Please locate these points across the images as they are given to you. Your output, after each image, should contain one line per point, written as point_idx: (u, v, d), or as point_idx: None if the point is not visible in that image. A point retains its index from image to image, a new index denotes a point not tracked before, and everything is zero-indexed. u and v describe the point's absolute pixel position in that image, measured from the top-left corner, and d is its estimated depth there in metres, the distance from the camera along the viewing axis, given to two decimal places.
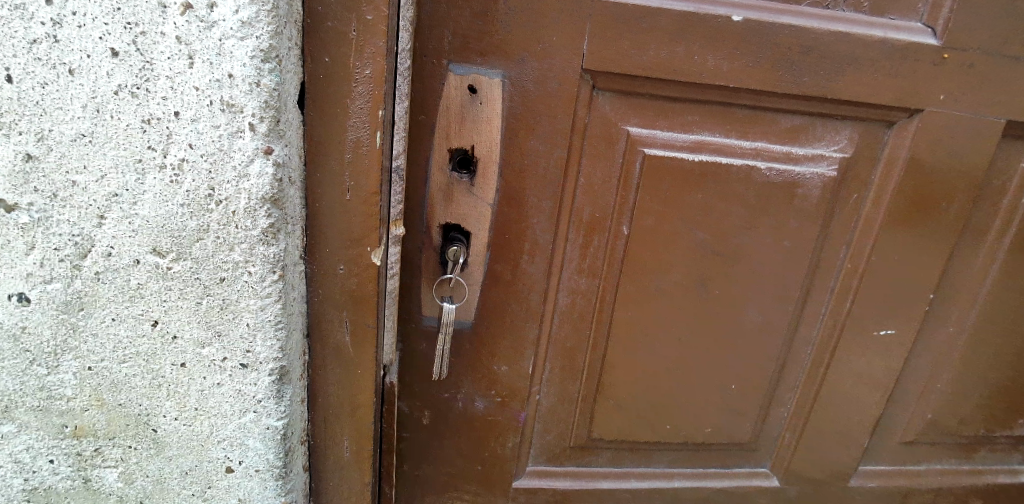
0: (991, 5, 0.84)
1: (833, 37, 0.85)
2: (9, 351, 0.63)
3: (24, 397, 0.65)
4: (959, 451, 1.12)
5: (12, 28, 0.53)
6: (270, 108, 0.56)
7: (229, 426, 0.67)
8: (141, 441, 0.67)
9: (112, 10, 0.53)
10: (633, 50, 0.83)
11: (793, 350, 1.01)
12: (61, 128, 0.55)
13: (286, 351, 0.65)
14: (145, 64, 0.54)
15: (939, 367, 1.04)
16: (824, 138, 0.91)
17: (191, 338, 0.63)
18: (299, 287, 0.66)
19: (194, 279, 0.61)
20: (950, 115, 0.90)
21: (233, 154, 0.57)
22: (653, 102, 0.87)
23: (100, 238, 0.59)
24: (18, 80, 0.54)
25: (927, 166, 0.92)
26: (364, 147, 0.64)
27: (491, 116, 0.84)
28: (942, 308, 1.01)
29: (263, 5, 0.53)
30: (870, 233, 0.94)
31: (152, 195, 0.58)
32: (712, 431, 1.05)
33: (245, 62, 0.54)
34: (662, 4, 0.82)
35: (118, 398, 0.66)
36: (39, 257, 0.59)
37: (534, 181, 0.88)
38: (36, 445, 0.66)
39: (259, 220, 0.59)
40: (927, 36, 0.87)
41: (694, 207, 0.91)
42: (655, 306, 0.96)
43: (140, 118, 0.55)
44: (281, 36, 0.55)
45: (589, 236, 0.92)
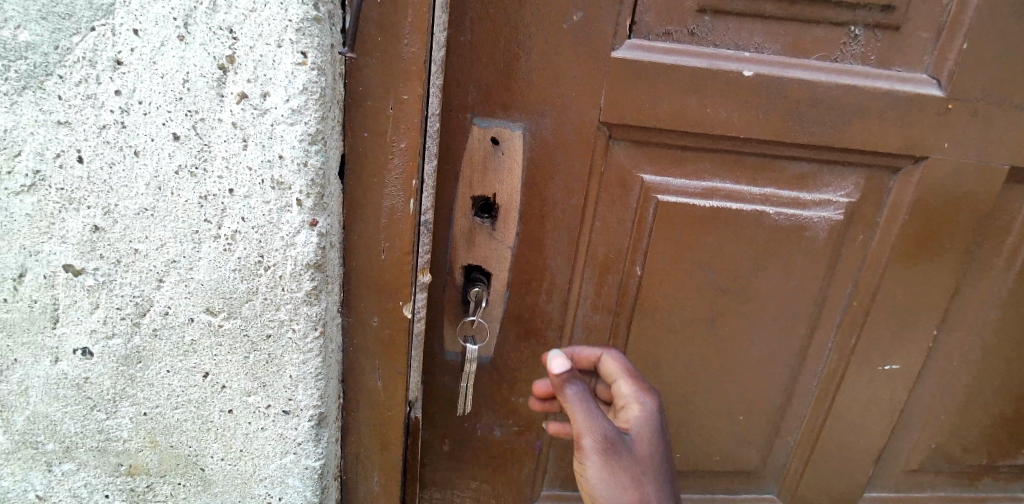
0: (996, 54, 0.84)
1: (841, 90, 0.85)
2: (73, 397, 0.68)
3: (84, 439, 0.70)
4: (962, 477, 1.14)
5: (84, 115, 0.59)
6: (316, 185, 0.62)
7: (270, 465, 0.72)
8: (189, 479, 0.73)
9: (175, 99, 0.59)
10: (648, 102, 0.85)
11: (800, 382, 1.02)
12: (126, 203, 0.61)
13: (324, 398, 0.70)
14: (203, 146, 0.60)
15: (942, 400, 1.05)
16: (830, 184, 0.92)
17: (238, 388, 0.68)
18: (336, 339, 0.71)
19: (243, 336, 0.66)
20: (957, 162, 0.89)
21: (281, 226, 0.62)
22: (667, 151, 0.89)
23: (158, 299, 0.64)
24: (89, 161, 0.60)
25: (932, 208, 0.91)
26: (398, 213, 0.69)
27: (512, 166, 0.86)
28: (945, 344, 1.01)
29: (312, 94, 0.59)
30: (876, 268, 0.94)
31: (207, 261, 0.63)
32: (721, 459, 1.07)
33: (294, 145, 0.60)
34: (676, 60, 0.83)
35: (170, 440, 0.71)
36: (102, 315, 0.65)
37: (552, 225, 0.90)
38: (93, 481, 0.72)
39: (303, 283, 0.64)
40: (931, 87, 0.86)
41: (707, 249, 0.93)
42: (667, 343, 0.98)
43: (198, 194, 0.61)
44: (326, 120, 0.61)
45: (604, 275, 0.94)
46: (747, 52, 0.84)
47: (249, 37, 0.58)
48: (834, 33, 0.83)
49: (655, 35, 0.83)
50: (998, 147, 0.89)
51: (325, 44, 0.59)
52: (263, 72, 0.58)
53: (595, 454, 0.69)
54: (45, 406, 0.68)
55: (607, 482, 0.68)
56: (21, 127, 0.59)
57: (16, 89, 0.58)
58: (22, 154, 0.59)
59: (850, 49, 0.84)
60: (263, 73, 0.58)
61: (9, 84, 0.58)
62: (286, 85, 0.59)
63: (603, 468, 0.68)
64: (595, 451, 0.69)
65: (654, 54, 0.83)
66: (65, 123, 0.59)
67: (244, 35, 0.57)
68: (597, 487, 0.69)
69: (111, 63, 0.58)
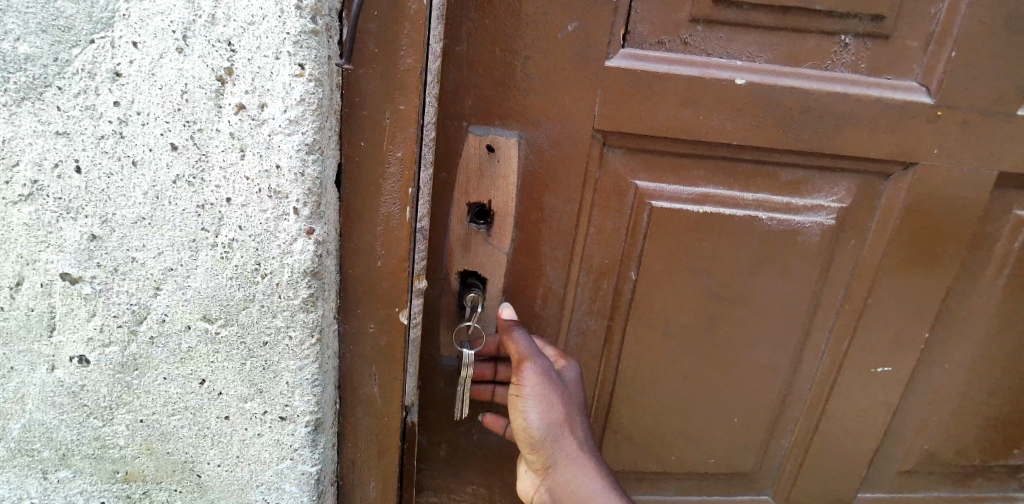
0: (985, 63, 0.85)
1: (833, 97, 0.86)
2: (69, 405, 0.68)
3: (81, 446, 0.70)
4: (955, 479, 1.15)
5: (82, 125, 0.59)
6: (313, 194, 0.62)
7: (267, 471, 0.72)
8: (185, 485, 0.73)
9: (173, 110, 0.59)
10: (642, 111, 0.85)
11: (794, 384, 1.03)
12: (124, 212, 0.61)
13: (321, 404, 0.71)
14: (201, 156, 0.60)
15: (934, 403, 1.06)
16: (822, 190, 0.93)
17: (235, 394, 0.69)
18: (333, 345, 0.72)
19: (240, 343, 0.66)
20: (947, 169, 0.90)
21: (278, 234, 0.62)
22: (661, 158, 0.90)
23: (155, 307, 0.65)
24: (87, 170, 0.60)
25: (923, 213, 0.92)
26: (395, 220, 0.69)
27: (508, 173, 0.87)
28: (937, 347, 1.02)
29: (309, 105, 0.60)
30: (869, 275, 0.96)
31: (204, 269, 0.63)
32: (716, 462, 1.08)
33: (292, 155, 0.60)
34: (670, 69, 0.84)
35: (166, 446, 0.71)
36: (99, 323, 0.65)
37: (547, 232, 0.91)
38: (89, 489, 0.72)
39: (300, 291, 0.65)
40: (921, 95, 0.87)
41: (702, 254, 0.93)
42: (661, 347, 0.98)
43: (195, 203, 0.61)
44: (324, 130, 0.61)
45: (599, 281, 0.94)
46: (739, 61, 0.85)
47: (247, 50, 0.58)
48: (825, 43, 0.85)
49: (649, 45, 0.84)
50: (987, 153, 0.90)
51: (323, 57, 0.60)
52: (262, 83, 0.59)
53: (536, 378, 0.79)
54: (41, 414, 0.68)
55: (543, 405, 0.79)
56: (19, 138, 0.59)
57: (14, 100, 0.58)
58: (20, 164, 0.60)
59: (841, 58, 0.85)
60: (261, 85, 0.59)
61: (8, 96, 0.58)
62: (284, 96, 0.59)
63: (543, 392, 0.79)
64: (538, 377, 0.79)
65: (648, 64, 0.84)
66: (63, 133, 0.59)
67: (242, 48, 0.58)
68: (533, 408, 0.79)
69: (109, 74, 0.58)
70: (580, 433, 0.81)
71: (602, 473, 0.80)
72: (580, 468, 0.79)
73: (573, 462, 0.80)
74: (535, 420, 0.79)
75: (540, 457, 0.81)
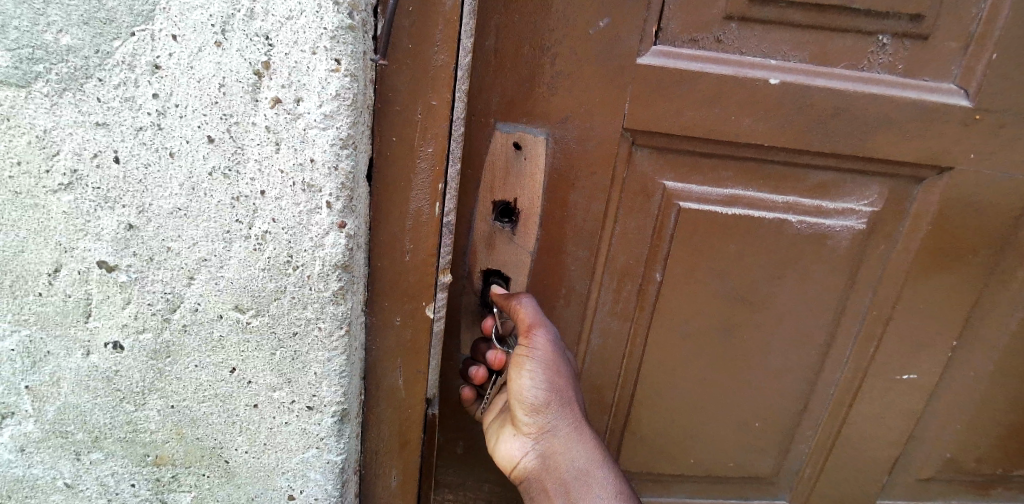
0: None
1: (866, 99, 0.85)
2: (103, 389, 0.70)
3: (113, 429, 0.72)
4: (974, 488, 1.13)
5: (122, 117, 0.60)
6: (346, 188, 0.63)
7: (293, 459, 0.73)
8: (213, 469, 0.74)
9: (210, 103, 0.60)
10: (672, 111, 0.85)
11: (816, 389, 1.02)
12: (160, 202, 0.62)
13: (347, 395, 0.72)
14: (237, 149, 0.61)
15: (958, 411, 1.04)
16: (853, 193, 0.91)
17: (264, 383, 0.70)
18: (360, 337, 0.72)
19: (270, 333, 0.67)
20: (980, 174, 0.89)
21: (311, 227, 0.63)
22: (689, 159, 0.89)
23: (189, 296, 0.66)
24: (125, 161, 0.61)
25: (953, 218, 0.91)
26: (423, 216, 0.70)
27: (534, 171, 0.86)
28: (964, 355, 1.00)
29: (344, 100, 0.60)
30: (896, 280, 0.94)
31: (237, 260, 0.64)
32: (734, 464, 1.07)
33: (325, 149, 0.61)
34: (703, 67, 0.83)
35: (196, 432, 0.72)
36: (134, 310, 0.66)
37: (572, 233, 0.90)
38: (120, 471, 0.74)
39: (331, 283, 0.65)
40: (958, 97, 0.85)
41: (727, 258, 0.93)
42: (683, 348, 0.98)
43: (230, 195, 0.62)
44: (357, 125, 0.62)
45: (622, 282, 0.94)
46: (773, 60, 0.84)
47: (285, 44, 0.58)
48: (861, 42, 0.83)
49: (681, 42, 0.83)
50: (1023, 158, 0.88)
51: (359, 52, 0.60)
52: (298, 78, 0.59)
53: (545, 343, 0.80)
54: (75, 397, 0.70)
55: (548, 370, 0.80)
56: (60, 128, 0.60)
57: (56, 91, 0.59)
58: (60, 154, 0.61)
59: (877, 58, 0.84)
60: (297, 79, 0.59)
61: (49, 86, 0.59)
62: (319, 91, 0.60)
63: (549, 357, 0.81)
64: (547, 343, 0.80)
65: (680, 61, 0.83)
66: (102, 124, 0.60)
67: (280, 42, 0.58)
68: (539, 373, 0.80)
69: (149, 67, 0.59)
70: (578, 404, 0.83)
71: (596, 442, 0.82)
72: (579, 436, 0.81)
73: (572, 431, 0.81)
74: (538, 385, 0.81)
75: (536, 423, 0.82)
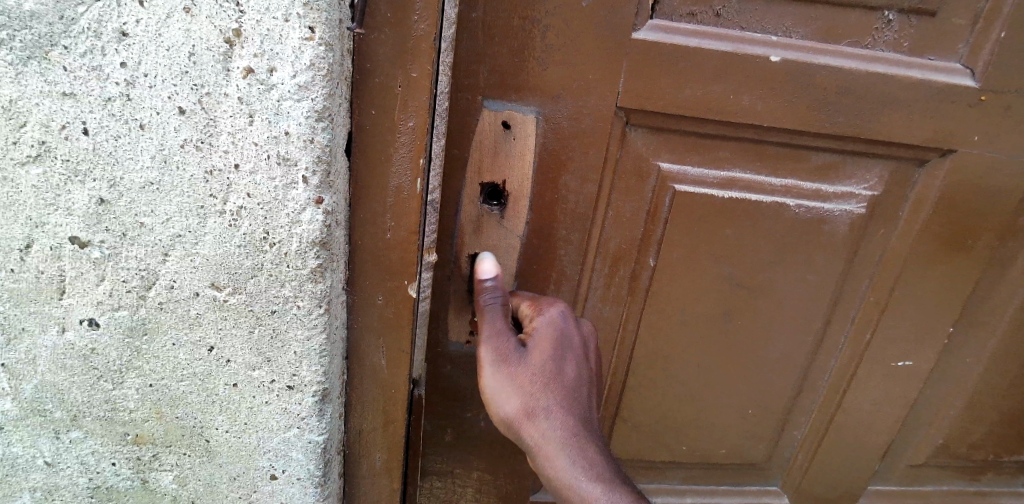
0: None
1: (871, 78, 0.82)
2: (80, 368, 0.68)
3: (91, 407, 0.70)
4: (967, 474, 1.12)
5: (89, 86, 0.58)
6: (322, 162, 0.61)
7: (274, 439, 0.72)
8: (194, 449, 0.73)
9: (180, 73, 0.58)
10: (669, 89, 0.82)
11: (811, 375, 1.00)
12: (132, 176, 0.61)
13: (328, 375, 0.70)
14: (209, 121, 0.59)
15: (955, 397, 1.02)
16: (854, 176, 0.88)
17: (243, 362, 0.68)
18: (341, 316, 0.70)
19: (248, 311, 0.66)
20: (985, 156, 0.86)
21: (287, 203, 0.61)
22: (686, 139, 0.86)
23: (164, 273, 0.64)
24: (94, 132, 0.59)
25: (955, 202, 0.88)
26: (405, 192, 0.67)
27: (524, 152, 0.83)
28: (962, 341, 0.98)
29: (319, 70, 0.58)
30: (894, 264, 0.92)
31: (212, 236, 0.63)
32: (727, 451, 1.06)
33: (300, 121, 0.59)
34: (700, 43, 0.80)
35: (176, 411, 0.71)
36: (108, 287, 0.65)
37: (564, 216, 0.87)
38: (100, 450, 0.72)
39: (308, 261, 0.64)
40: (964, 77, 0.82)
41: (725, 243, 0.90)
42: (678, 335, 0.96)
43: (204, 169, 0.60)
44: (334, 97, 0.60)
45: (615, 266, 0.92)
46: (774, 36, 0.81)
47: (256, 11, 0.56)
48: (866, 18, 0.80)
49: (679, 16, 0.80)
50: None
51: (334, 19, 0.57)
52: (270, 46, 0.57)
53: (493, 361, 0.74)
54: (52, 376, 0.68)
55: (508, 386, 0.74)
56: (26, 98, 0.58)
57: (20, 59, 0.57)
58: (28, 125, 0.59)
59: (882, 35, 0.81)
60: (270, 48, 0.57)
61: (13, 55, 0.57)
62: (293, 60, 0.57)
63: (501, 374, 0.74)
64: (493, 361, 0.74)
65: (677, 36, 0.80)
66: (70, 94, 0.58)
67: (251, 9, 0.56)
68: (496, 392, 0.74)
69: (116, 34, 0.57)
70: (547, 422, 0.74)
71: (569, 464, 0.73)
72: (557, 444, 0.73)
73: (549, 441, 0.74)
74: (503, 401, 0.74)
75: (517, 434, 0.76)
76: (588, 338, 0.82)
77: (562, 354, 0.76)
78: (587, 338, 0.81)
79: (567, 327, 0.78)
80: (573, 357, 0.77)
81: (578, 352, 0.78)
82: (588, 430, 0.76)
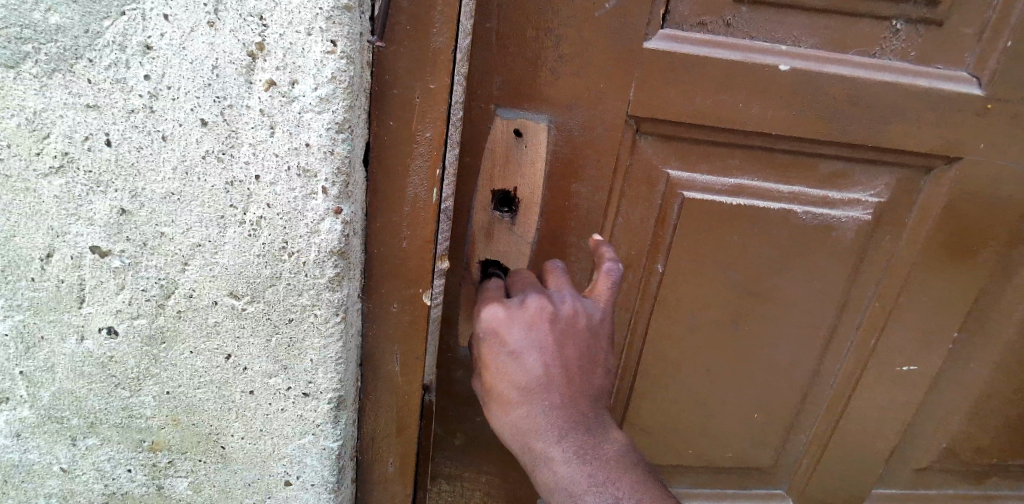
0: None
1: (878, 87, 0.83)
2: (98, 375, 0.69)
3: (108, 415, 0.71)
4: (971, 479, 1.13)
5: (113, 98, 0.59)
6: (342, 173, 0.61)
7: (290, 445, 0.73)
8: (210, 456, 0.74)
9: (203, 85, 0.58)
10: (679, 97, 0.83)
11: (817, 380, 1.01)
12: (153, 187, 0.61)
13: (344, 382, 0.71)
14: (230, 133, 0.60)
15: (960, 402, 1.03)
16: (861, 183, 0.89)
17: (260, 370, 0.69)
18: (357, 324, 0.71)
19: (266, 319, 0.66)
20: (990, 165, 0.87)
21: (306, 213, 0.62)
22: (695, 147, 0.87)
23: (183, 282, 0.65)
24: (117, 144, 0.60)
25: (961, 209, 0.89)
26: (421, 202, 0.68)
27: (536, 159, 0.83)
28: (968, 346, 0.99)
29: (340, 83, 0.59)
30: (900, 271, 0.93)
31: (231, 246, 0.63)
32: (733, 454, 1.07)
33: (321, 133, 0.60)
34: (711, 52, 0.81)
35: (192, 418, 0.72)
36: (128, 296, 0.65)
37: (575, 223, 0.88)
38: (116, 456, 0.73)
39: (326, 270, 0.64)
40: (971, 86, 0.83)
41: (731, 250, 0.91)
42: (686, 340, 0.97)
43: (224, 180, 0.61)
44: (354, 109, 0.60)
45: (624, 272, 0.93)
46: (783, 45, 0.82)
47: (279, 25, 0.57)
48: (875, 28, 0.81)
49: (689, 26, 0.81)
50: None
51: (355, 33, 0.58)
52: (293, 59, 0.58)
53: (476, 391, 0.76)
54: (70, 383, 0.69)
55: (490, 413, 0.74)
56: (50, 110, 0.59)
57: (45, 72, 0.58)
58: (51, 136, 0.60)
59: (891, 45, 0.82)
60: (293, 61, 0.58)
61: (39, 67, 0.58)
62: (315, 74, 0.58)
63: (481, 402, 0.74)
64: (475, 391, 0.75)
65: (687, 45, 0.81)
66: (93, 106, 0.59)
67: (274, 23, 0.57)
68: None
69: (141, 47, 0.58)
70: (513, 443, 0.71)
71: (546, 478, 0.69)
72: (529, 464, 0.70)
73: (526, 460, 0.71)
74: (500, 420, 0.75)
75: None
76: (540, 318, 0.70)
77: (500, 366, 0.70)
78: (536, 319, 0.70)
79: (496, 342, 0.70)
80: (516, 359, 0.70)
81: (523, 350, 0.69)
82: (561, 431, 0.69)
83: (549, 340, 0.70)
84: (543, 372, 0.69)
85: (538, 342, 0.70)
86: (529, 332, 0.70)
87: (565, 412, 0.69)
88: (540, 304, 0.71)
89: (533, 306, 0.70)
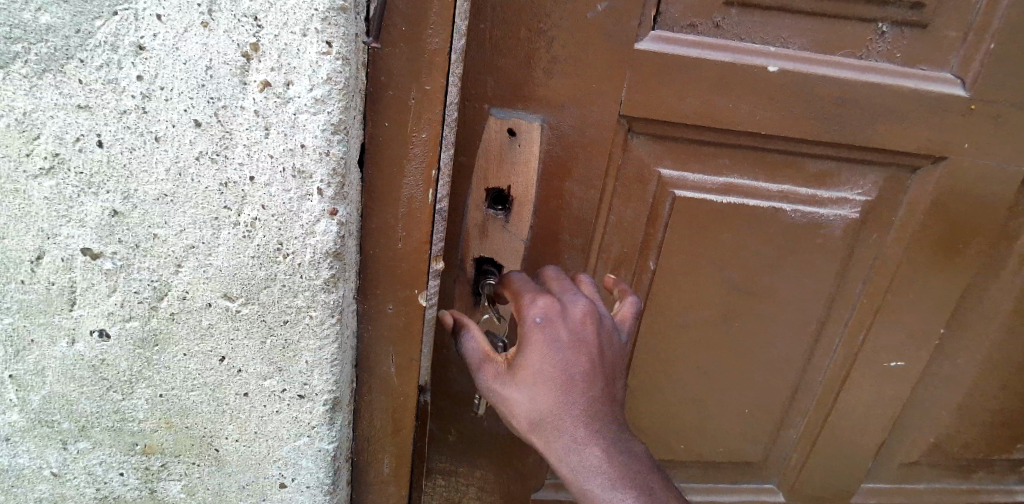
0: None
1: (867, 88, 0.84)
2: (89, 378, 0.68)
3: (100, 418, 0.70)
4: (959, 473, 1.14)
5: (104, 99, 0.58)
6: (337, 174, 0.61)
7: (284, 447, 0.72)
8: (203, 459, 0.73)
9: (197, 86, 0.58)
10: (671, 98, 0.83)
11: (807, 376, 1.02)
12: (146, 188, 0.61)
13: (339, 384, 0.71)
14: (224, 134, 0.59)
15: (946, 397, 1.05)
16: (849, 182, 0.90)
17: (254, 372, 0.69)
18: (352, 325, 0.71)
19: (260, 321, 0.66)
20: (976, 165, 0.88)
21: (302, 214, 0.62)
22: (687, 146, 0.88)
23: (176, 283, 0.64)
24: (108, 145, 0.59)
25: (948, 209, 0.90)
26: (416, 203, 0.68)
27: (530, 158, 0.83)
28: (954, 342, 1.00)
29: (336, 84, 0.59)
30: (888, 269, 0.94)
31: (226, 247, 0.63)
32: (724, 449, 1.08)
33: (316, 134, 0.60)
34: (701, 53, 0.81)
35: (186, 421, 0.71)
36: (120, 299, 0.65)
37: (568, 221, 0.89)
38: (108, 460, 0.72)
39: (322, 271, 0.64)
40: (955, 87, 0.84)
41: (725, 248, 0.92)
42: (678, 337, 0.98)
43: (218, 181, 0.61)
44: (349, 110, 0.60)
45: (616, 270, 0.93)
46: (773, 47, 0.82)
47: (274, 26, 0.57)
48: (862, 32, 0.82)
49: (680, 27, 0.81)
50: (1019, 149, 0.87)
51: (351, 34, 0.58)
52: (288, 60, 0.58)
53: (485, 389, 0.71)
54: (62, 387, 0.68)
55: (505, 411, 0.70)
56: (41, 111, 0.58)
57: (35, 72, 0.57)
58: (41, 137, 0.59)
59: (878, 46, 0.83)
60: (287, 62, 0.58)
61: (29, 68, 0.57)
62: (310, 74, 0.58)
63: (498, 398, 0.70)
64: (488, 388, 0.71)
65: (678, 46, 0.81)
66: (85, 107, 0.58)
67: (269, 23, 0.57)
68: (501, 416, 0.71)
69: (133, 47, 0.57)
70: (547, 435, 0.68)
71: (583, 475, 0.66)
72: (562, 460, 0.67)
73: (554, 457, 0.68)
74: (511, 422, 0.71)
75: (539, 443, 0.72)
76: (591, 315, 0.70)
77: (549, 353, 0.68)
78: (589, 315, 0.70)
79: (545, 329, 0.68)
80: (567, 349, 0.68)
81: (572, 346, 0.68)
82: (603, 423, 0.68)
83: (594, 341, 0.70)
84: (588, 371, 0.68)
85: (586, 337, 0.69)
86: (578, 327, 0.69)
87: (606, 405, 0.69)
88: (588, 304, 0.71)
89: (581, 306, 0.70)
